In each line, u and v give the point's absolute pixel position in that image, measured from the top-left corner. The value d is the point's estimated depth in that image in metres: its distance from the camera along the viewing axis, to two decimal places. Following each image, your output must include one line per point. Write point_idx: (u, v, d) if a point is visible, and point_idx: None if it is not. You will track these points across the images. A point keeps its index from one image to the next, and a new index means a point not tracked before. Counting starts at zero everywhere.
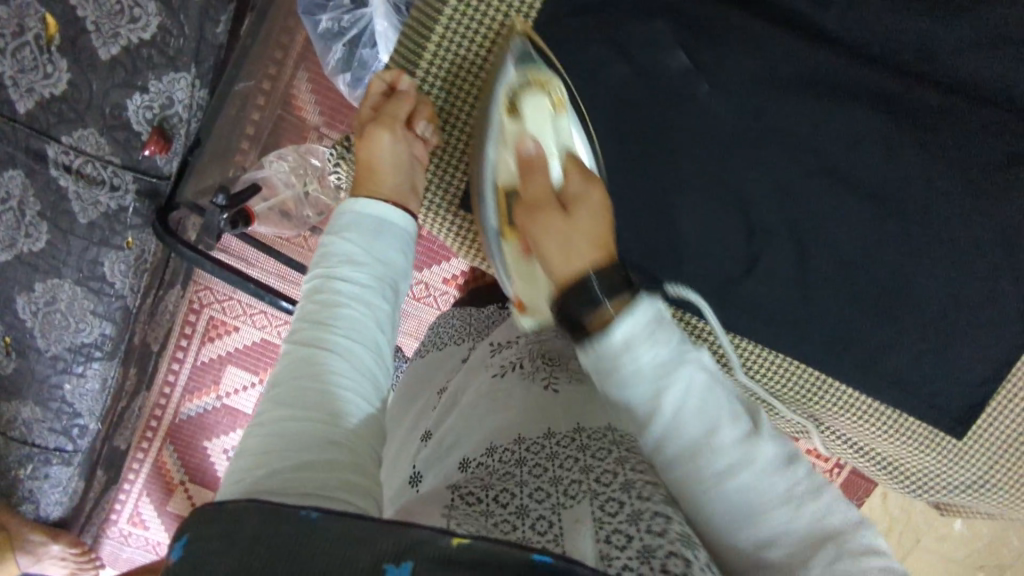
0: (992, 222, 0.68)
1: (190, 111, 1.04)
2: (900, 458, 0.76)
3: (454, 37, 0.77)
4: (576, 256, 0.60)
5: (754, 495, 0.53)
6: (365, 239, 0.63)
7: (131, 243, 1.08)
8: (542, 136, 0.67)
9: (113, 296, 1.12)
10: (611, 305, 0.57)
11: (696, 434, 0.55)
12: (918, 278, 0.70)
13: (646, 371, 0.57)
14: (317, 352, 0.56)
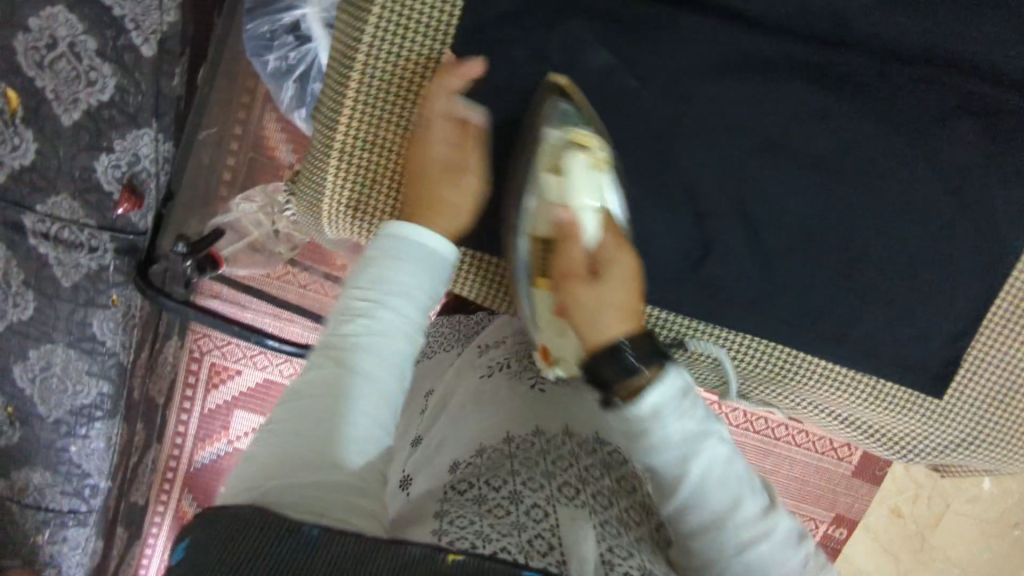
0: (935, 175, 0.68)
1: (156, 164, 1.06)
2: (885, 424, 0.75)
3: (384, 49, 0.68)
4: (613, 321, 0.60)
5: (766, 568, 0.56)
6: (409, 270, 0.60)
7: (116, 299, 1.11)
8: (579, 195, 0.65)
9: (106, 354, 1.14)
10: (643, 371, 0.56)
11: (722, 508, 0.56)
12: (873, 239, 0.69)
13: (677, 443, 0.56)
14: (355, 388, 0.54)
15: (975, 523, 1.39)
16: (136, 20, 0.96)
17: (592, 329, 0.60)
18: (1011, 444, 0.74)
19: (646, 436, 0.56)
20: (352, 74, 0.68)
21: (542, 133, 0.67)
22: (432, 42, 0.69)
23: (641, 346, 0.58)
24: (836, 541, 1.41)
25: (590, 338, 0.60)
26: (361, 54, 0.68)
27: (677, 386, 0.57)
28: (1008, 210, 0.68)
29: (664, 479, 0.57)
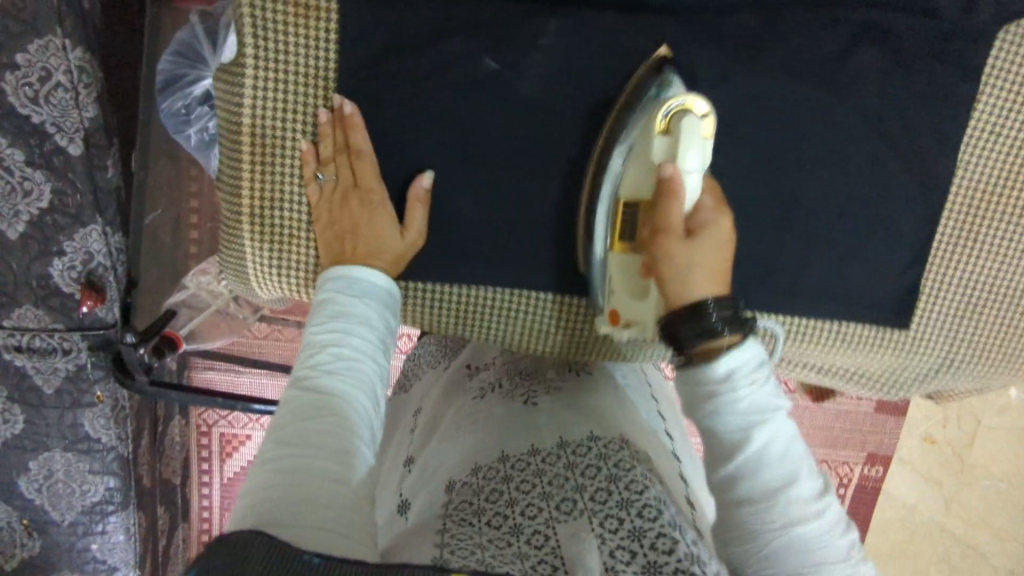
0: (857, 108, 0.65)
1: (111, 257, 1.03)
2: (863, 365, 0.74)
3: (264, 88, 0.60)
4: (702, 283, 0.54)
5: (815, 550, 0.48)
6: (365, 294, 0.58)
7: (101, 396, 1.11)
8: (686, 156, 0.56)
9: (104, 449, 1.14)
10: (724, 333, 0.52)
11: (778, 478, 0.49)
12: (813, 184, 0.67)
13: (739, 407, 0.50)
14: (340, 414, 0.51)
15: (1004, 433, 1.40)
16: (56, 124, 0.94)
17: (677, 283, 0.54)
18: (991, 358, 0.73)
19: (712, 396, 0.51)
20: (242, 128, 0.60)
21: (648, 92, 0.59)
22: (315, 72, 0.60)
23: (724, 307, 0.53)
24: (874, 479, 1.46)
25: (674, 292, 0.54)
26: (245, 104, 0.60)
27: (755, 356, 0.52)
28: (942, 131, 0.67)
29: (720, 443, 0.51)
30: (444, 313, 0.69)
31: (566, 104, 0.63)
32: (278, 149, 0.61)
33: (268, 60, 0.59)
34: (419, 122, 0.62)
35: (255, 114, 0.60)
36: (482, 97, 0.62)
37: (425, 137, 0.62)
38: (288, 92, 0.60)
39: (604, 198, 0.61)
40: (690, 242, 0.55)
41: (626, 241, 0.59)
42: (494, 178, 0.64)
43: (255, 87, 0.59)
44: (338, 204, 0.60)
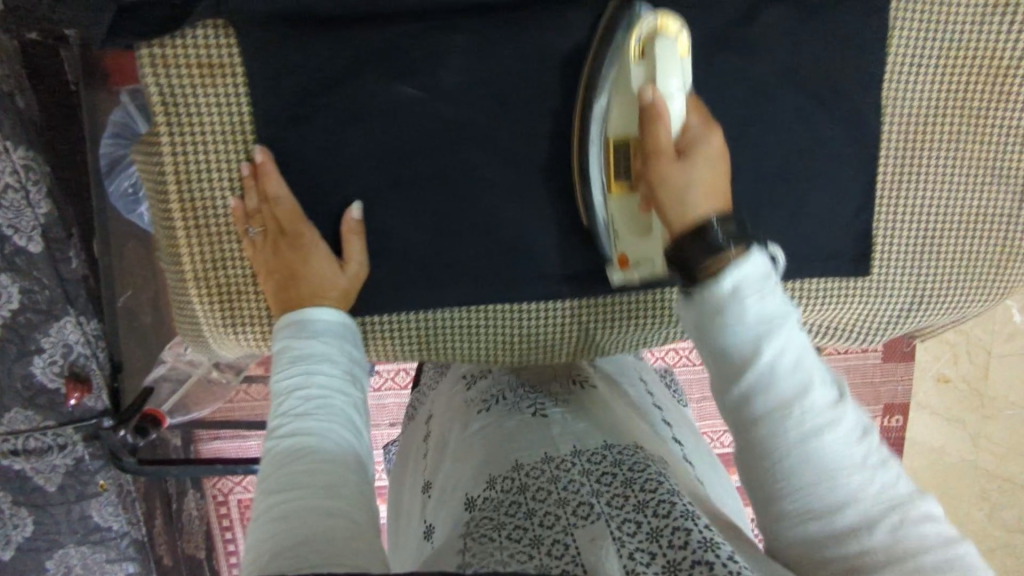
0: (772, 68, 0.66)
1: (89, 346, 1.04)
2: (835, 320, 0.74)
3: (187, 155, 0.60)
4: (703, 201, 0.54)
5: (835, 463, 0.46)
6: (323, 334, 0.58)
7: (106, 484, 1.11)
8: (670, 76, 0.57)
9: (117, 535, 1.15)
10: (729, 248, 0.50)
11: (792, 389, 0.47)
12: (746, 148, 0.67)
13: (748, 322, 0.48)
14: (320, 449, 0.51)
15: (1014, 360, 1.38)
16: (13, 225, 0.93)
17: (677, 206, 0.55)
18: (958, 289, 0.73)
19: (716, 316, 0.50)
20: (172, 195, 0.61)
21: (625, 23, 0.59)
22: (232, 127, 0.60)
23: (727, 223, 0.52)
24: (896, 430, 1.43)
25: (675, 213, 0.55)
26: (170, 169, 0.60)
27: (756, 266, 0.49)
28: (862, 74, 0.67)
29: (730, 361, 0.49)
30: (412, 346, 0.71)
31: (486, 116, 0.63)
32: (210, 209, 0.61)
33: (184, 128, 0.60)
34: (346, 159, 0.62)
35: (182, 177, 0.61)
36: (403, 124, 0.62)
37: (356, 174, 0.63)
38: (210, 151, 0.61)
39: (592, 138, 0.61)
40: (681, 161, 0.56)
41: (623, 180, 0.61)
42: (429, 200, 0.65)
43: (175, 151, 0.60)
44: (289, 254, 0.60)
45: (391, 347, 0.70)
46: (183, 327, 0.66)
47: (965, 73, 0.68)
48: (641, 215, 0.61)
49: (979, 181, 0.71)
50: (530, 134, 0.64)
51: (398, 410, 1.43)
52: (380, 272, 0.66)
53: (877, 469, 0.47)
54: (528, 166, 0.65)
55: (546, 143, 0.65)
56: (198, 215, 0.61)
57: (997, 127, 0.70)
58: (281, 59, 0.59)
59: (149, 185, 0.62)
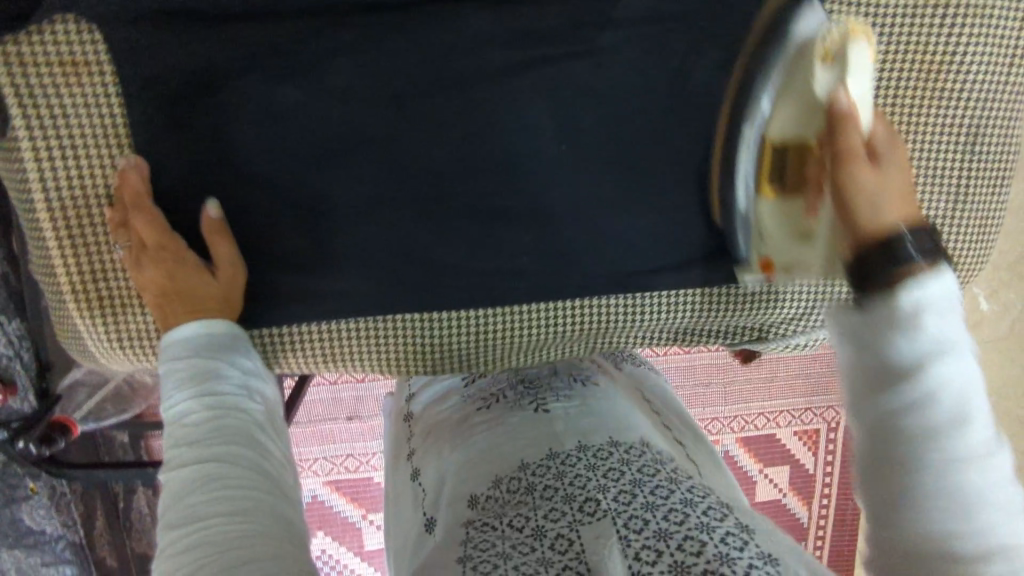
0: (689, 70, 0.64)
1: (11, 346, 0.99)
2: (770, 320, 0.71)
3: (54, 165, 0.57)
4: (897, 212, 0.47)
5: (986, 510, 0.40)
6: (217, 354, 0.55)
7: (37, 487, 1.08)
8: (863, 98, 0.51)
9: (53, 539, 1.11)
10: (919, 261, 0.44)
11: (954, 427, 0.41)
12: (663, 154, 0.65)
13: (929, 332, 0.43)
14: (225, 475, 0.47)
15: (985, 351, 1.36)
16: None
17: (870, 210, 0.47)
18: None
19: (889, 326, 0.44)
20: (38, 206, 0.58)
21: (791, 29, 0.55)
22: (106, 133, 0.58)
23: (920, 239, 0.45)
24: None
25: (867, 219, 0.47)
26: (36, 180, 0.58)
27: (943, 282, 0.44)
28: None
29: (873, 376, 0.45)
30: (328, 362, 0.67)
31: (381, 115, 0.60)
32: (85, 220, 0.59)
33: (49, 139, 0.57)
34: (235, 160, 0.59)
35: (52, 187, 0.58)
36: (292, 122, 0.59)
37: (248, 175, 0.60)
38: (82, 162, 0.58)
39: (748, 138, 0.58)
40: (874, 169, 0.49)
41: (774, 186, 0.57)
42: (332, 207, 0.61)
43: (41, 160, 0.57)
44: (178, 283, 0.57)
45: (300, 359, 0.66)
46: (64, 337, 0.63)
47: (898, 69, 0.68)
48: (796, 225, 0.56)
49: (915, 175, 0.71)
50: (430, 134, 0.61)
51: (355, 403, 1.40)
52: (280, 279, 0.63)
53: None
54: (435, 170, 0.62)
55: (447, 142, 0.61)
56: (71, 228, 0.59)
57: (931, 123, 0.70)
58: (157, 55, 0.56)
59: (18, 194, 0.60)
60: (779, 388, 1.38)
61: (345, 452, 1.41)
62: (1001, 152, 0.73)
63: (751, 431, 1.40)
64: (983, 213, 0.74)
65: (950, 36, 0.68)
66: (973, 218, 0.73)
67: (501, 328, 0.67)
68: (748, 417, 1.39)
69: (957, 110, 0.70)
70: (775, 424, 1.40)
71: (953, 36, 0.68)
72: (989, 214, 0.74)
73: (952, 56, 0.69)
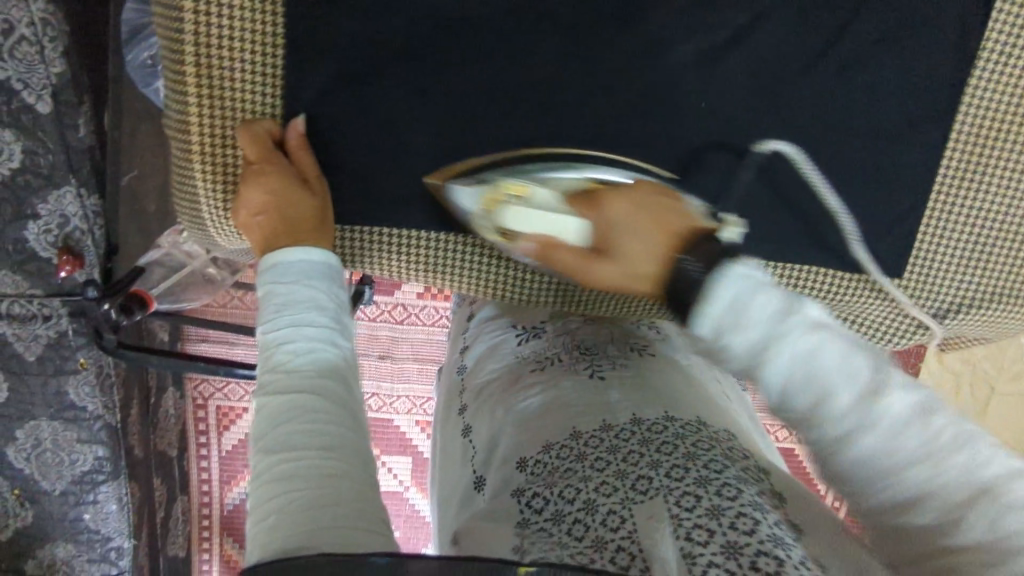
0: (830, 45, 0.63)
1: (87, 221, 0.99)
2: (856, 314, 0.71)
3: (209, 21, 0.58)
4: (654, 258, 0.52)
5: (821, 372, 0.47)
6: (312, 279, 0.53)
7: (85, 363, 1.08)
8: (556, 221, 0.54)
9: (91, 418, 1.11)
10: (704, 279, 0.49)
11: (823, 410, 0.47)
12: (789, 125, 0.64)
13: (755, 338, 0.48)
14: (317, 409, 0.47)
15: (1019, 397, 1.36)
16: (22, 80, 0.87)
17: (634, 279, 0.54)
18: (1002, 306, 0.71)
19: (715, 351, 0.50)
20: (186, 59, 0.58)
21: (458, 203, 0.61)
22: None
23: (699, 256, 0.50)
24: None
25: (647, 285, 0.54)
26: (187, 27, 0.58)
27: (735, 281, 0.49)
28: (923, 65, 0.64)
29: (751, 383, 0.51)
30: (411, 267, 0.67)
31: (533, 28, 0.61)
32: (227, 81, 0.60)
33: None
34: (384, 45, 0.59)
35: (202, 40, 0.58)
36: (448, 19, 0.59)
37: (392, 63, 0.60)
38: (235, 25, 0.58)
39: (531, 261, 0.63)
40: (608, 260, 0.54)
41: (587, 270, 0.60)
42: (458, 119, 0.61)
43: (197, 8, 0.57)
44: (279, 196, 0.57)
45: (382, 259, 0.66)
46: (177, 197, 0.64)
47: None
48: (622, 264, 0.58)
49: None
50: (576, 55, 0.61)
51: (389, 343, 1.40)
52: (393, 182, 0.63)
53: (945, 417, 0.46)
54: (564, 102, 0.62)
55: (588, 66, 0.62)
56: (212, 88, 0.59)
57: None
58: None
59: (162, 49, 0.60)
60: None
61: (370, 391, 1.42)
62: None
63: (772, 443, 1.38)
64: None
65: None
66: None
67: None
68: (773, 428, 1.38)
69: None
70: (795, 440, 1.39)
71: None
72: None
73: None
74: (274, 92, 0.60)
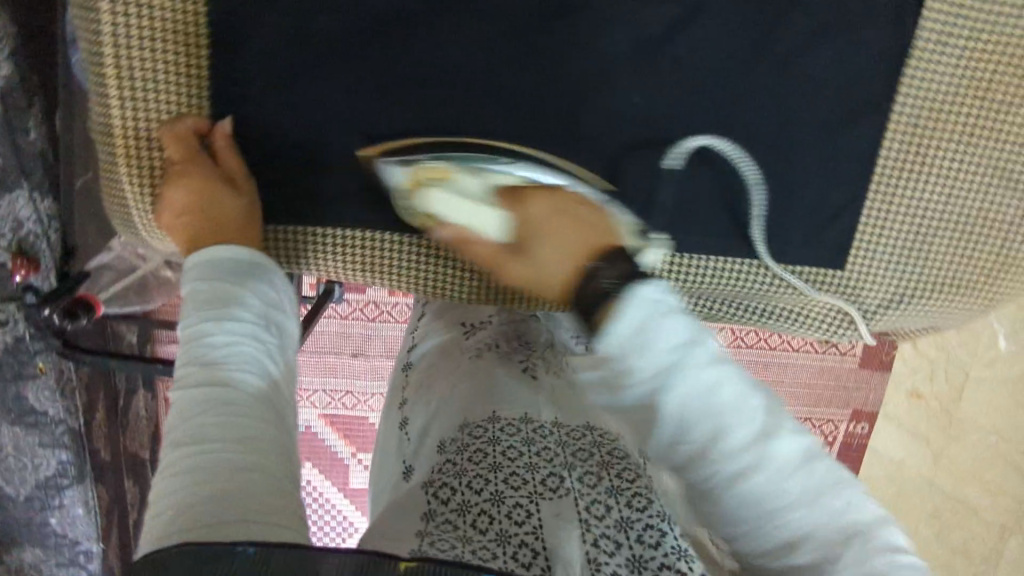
0: (760, 38, 0.63)
1: (42, 224, 0.96)
2: (796, 304, 0.71)
3: (129, 20, 0.57)
4: (564, 261, 0.56)
5: (706, 407, 0.49)
6: (239, 277, 0.53)
7: (44, 367, 1.07)
8: (477, 211, 0.58)
9: (53, 423, 1.11)
10: (617, 293, 0.51)
11: (704, 436, 0.49)
12: (722, 119, 0.64)
13: (645, 367, 0.50)
14: (236, 402, 0.47)
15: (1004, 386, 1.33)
16: None
17: (544, 279, 0.58)
18: (949, 295, 0.70)
19: (608, 378, 0.51)
20: (106, 58, 0.58)
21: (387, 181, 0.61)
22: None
23: (615, 270, 0.53)
24: (860, 436, 1.37)
25: (550, 290, 0.58)
26: (106, 30, 0.57)
27: (642, 305, 0.50)
28: (855, 58, 0.64)
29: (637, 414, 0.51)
30: (349, 267, 0.66)
31: (463, 24, 0.60)
32: (149, 80, 0.59)
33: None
34: (311, 43, 0.59)
35: (122, 41, 0.58)
36: (376, 15, 0.59)
37: (320, 60, 0.60)
38: (155, 24, 0.58)
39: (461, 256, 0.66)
40: (523, 258, 0.58)
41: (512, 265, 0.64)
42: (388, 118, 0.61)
43: (116, 10, 0.57)
44: (199, 196, 0.56)
45: (318, 260, 0.65)
46: (107, 194, 0.63)
47: (994, 70, 0.65)
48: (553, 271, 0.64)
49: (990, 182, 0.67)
50: (507, 50, 0.61)
51: (361, 340, 1.39)
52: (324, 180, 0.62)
53: (793, 447, 0.48)
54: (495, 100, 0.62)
55: (520, 61, 0.62)
56: (134, 87, 0.59)
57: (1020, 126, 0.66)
58: None
59: (86, 51, 0.60)
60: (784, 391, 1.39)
61: (343, 388, 1.41)
62: None
63: None
64: None
65: None
66: None
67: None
68: None
69: None
70: None
71: None
72: None
73: None
74: (199, 92, 0.60)
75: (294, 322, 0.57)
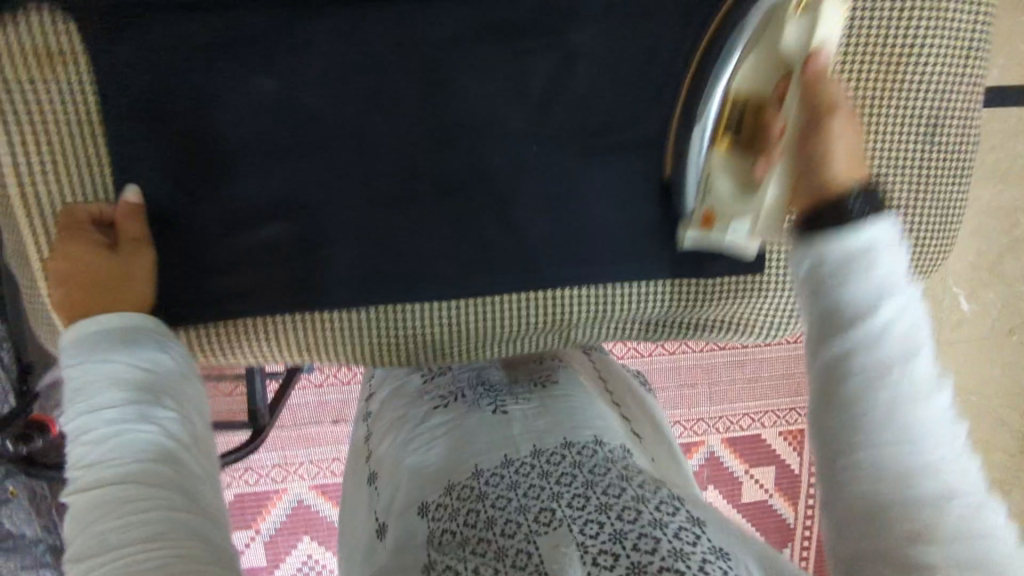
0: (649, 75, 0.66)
1: None
2: (735, 314, 0.73)
3: (31, 156, 0.60)
4: (847, 165, 0.53)
5: (915, 375, 0.44)
6: (113, 354, 0.54)
7: (16, 490, 1.04)
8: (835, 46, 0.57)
9: (32, 543, 1.09)
10: (862, 214, 0.49)
11: (897, 356, 0.45)
12: (629, 154, 0.67)
13: (871, 284, 0.47)
14: (125, 484, 0.48)
15: (972, 348, 1.36)
16: None
17: (821, 166, 0.53)
18: None
19: (840, 265, 0.48)
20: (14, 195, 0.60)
21: None
22: (79, 118, 0.60)
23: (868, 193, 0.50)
24: None
25: (816, 174, 0.53)
26: (8, 167, 0.59)
27: (887, 226, 0.48)
28: None
29: (831, 318, 0.47)
30: (292, 351, 0.67)
31: (356, 102, 0.62)
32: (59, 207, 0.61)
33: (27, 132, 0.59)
34: (219, 145, 0.61)
35: (27, 174, 0.60)
36: (271, 108, 0.61)
37: (227, 157, 0.62)
38: (56, 154, 0.60)
39: (716, 95, 0.62)
40: (835, 126, 0.54)
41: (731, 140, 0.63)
42: (309, 205, 0.63)
43: (14, 146, 0.59)
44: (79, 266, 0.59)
45: (251, 347, 0.66)
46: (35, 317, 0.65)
47: (864, 64, 0.69)
48: (748, 177, 0.62)
49: (882, 169, 0.72)
50: (406, 118, 0.63)
51: (341, 406, 1.39)
52: (255, 272, 0.64)
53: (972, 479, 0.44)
54: (408, 171, 0.64)
55: (421, 126, 0.63)
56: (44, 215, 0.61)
57: (897, 112, 0.71)
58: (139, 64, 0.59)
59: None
60: (763, 388, 1.40)
61: (331, 455, 1.40)
62: (958, 144, 0.74)
63: (736, 432, 1.41)
64: (948, 203, 0.75)
65: (907, 28, 0.69)
66: (937, 210, 0.74)
67: (470, 319, 0.68)
68: (733, 418, 1.40)
69: (923, 99, 0.71)
70: (760, 425, 1.42)
71: (916, 24, 0.69)
72: (950, 204, 0.75)
73: (914, 50, 0.69)
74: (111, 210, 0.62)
75: (194, 381, 0.58)
